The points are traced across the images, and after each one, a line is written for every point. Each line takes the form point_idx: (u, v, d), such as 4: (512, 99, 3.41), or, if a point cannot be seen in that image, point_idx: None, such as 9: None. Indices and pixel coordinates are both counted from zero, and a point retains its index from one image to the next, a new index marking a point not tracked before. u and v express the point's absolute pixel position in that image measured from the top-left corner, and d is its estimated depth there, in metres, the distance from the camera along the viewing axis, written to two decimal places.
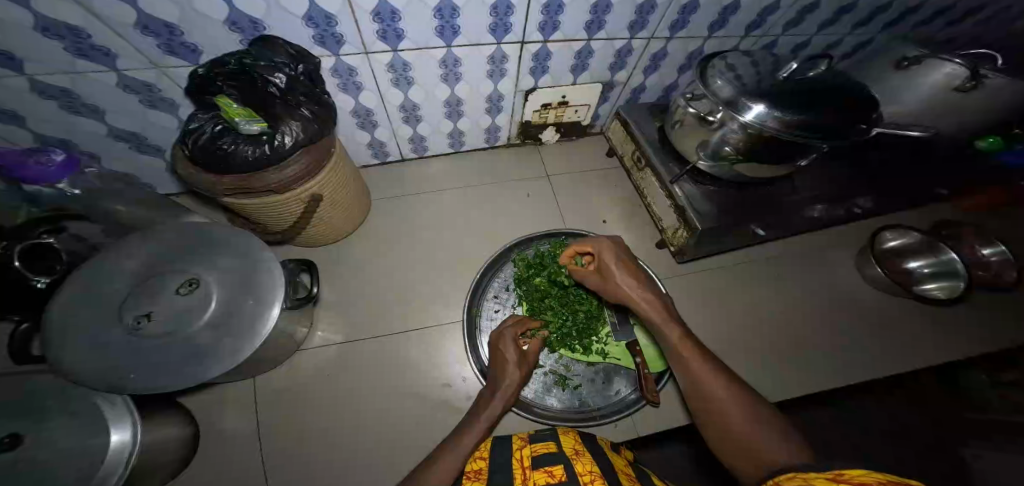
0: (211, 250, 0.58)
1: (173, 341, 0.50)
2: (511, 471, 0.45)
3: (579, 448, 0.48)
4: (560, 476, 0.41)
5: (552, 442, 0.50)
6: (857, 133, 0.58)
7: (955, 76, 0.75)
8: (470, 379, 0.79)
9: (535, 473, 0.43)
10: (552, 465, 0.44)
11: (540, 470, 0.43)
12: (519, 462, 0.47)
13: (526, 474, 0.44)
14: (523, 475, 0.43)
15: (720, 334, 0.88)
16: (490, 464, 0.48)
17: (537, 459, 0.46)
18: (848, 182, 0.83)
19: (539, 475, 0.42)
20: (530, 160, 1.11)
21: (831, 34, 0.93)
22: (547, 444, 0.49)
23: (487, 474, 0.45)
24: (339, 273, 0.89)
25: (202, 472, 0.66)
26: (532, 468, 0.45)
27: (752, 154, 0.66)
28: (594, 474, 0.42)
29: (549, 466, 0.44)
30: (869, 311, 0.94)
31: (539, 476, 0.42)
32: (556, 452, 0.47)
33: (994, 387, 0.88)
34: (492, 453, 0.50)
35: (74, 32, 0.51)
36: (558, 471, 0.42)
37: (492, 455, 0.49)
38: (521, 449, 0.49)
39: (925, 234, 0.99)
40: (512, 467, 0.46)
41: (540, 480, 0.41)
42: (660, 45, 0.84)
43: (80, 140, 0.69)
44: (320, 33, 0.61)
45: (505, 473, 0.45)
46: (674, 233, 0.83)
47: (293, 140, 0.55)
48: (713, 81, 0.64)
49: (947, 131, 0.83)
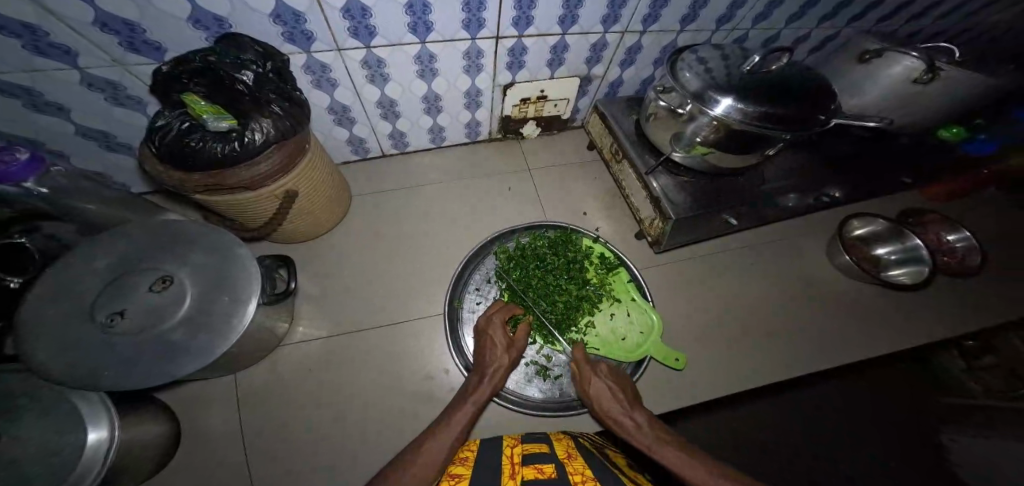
0: (185, 248, 0.59)
1: (145, 338, 0.51)
2: (501, 466, 0.46)
3: (571, 450, 0.49)
4: (549, 473, 0.42)
5: (544, 443, 0.51)
6: (819, 124, 0.60)
7: (913, 69, 0.78)
8: (453, 371, 0.80)
9: (524, 469, 0.44)
10: (542, 463, 0.45)
11: (529, 467, 0.44)
12: (510, 459, 0.48)
13: (515, 469, 0.45)
14: (511, 470, 0.44)
15: (697, 322, 0.90)
16: (478, 456, 0.50)
17: (528, 457, 0.47)
18: (818, 172, 0.85)
19: (528, 471, 0.43)
20: (511, 154, 1.12)
21: (799, 28, 0.95)
22: (539, 445, 0.51)
23: (474, 464, 0.47)
24: (319, 269, 0.89)
25: (186, 468, 0.67)
26: (522, 464, 0.46)
27: (723, 145, 0.68)
28: (584, 474, 0.42)
29: (539, 463, 0.45)
30: (840, 297, 0.97)
31: (527, 471, 0.43)
32: (547, 452, 0.48)
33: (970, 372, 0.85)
34: (482, 450, 0.52)
35: (30, 30, 0.50)
36: (548, 469, 0.43)
37: (482, 451, 0.51)
38: (512, 448, 0.51)
39: (891, 222, 1.03)
40: (503, 463, 0.47)
41: (529, 475, 0.42)
42: (633, 39, 0.85)
43: (47, 139, 0.68)
44: (290, 30, 0.61)
45: (494, 466, 0.46)
46: (651, 223, 0.85)
47: (264, 137, 0.56)
48: (682, 75, 0.65)
49: (908, 122, 0.86)
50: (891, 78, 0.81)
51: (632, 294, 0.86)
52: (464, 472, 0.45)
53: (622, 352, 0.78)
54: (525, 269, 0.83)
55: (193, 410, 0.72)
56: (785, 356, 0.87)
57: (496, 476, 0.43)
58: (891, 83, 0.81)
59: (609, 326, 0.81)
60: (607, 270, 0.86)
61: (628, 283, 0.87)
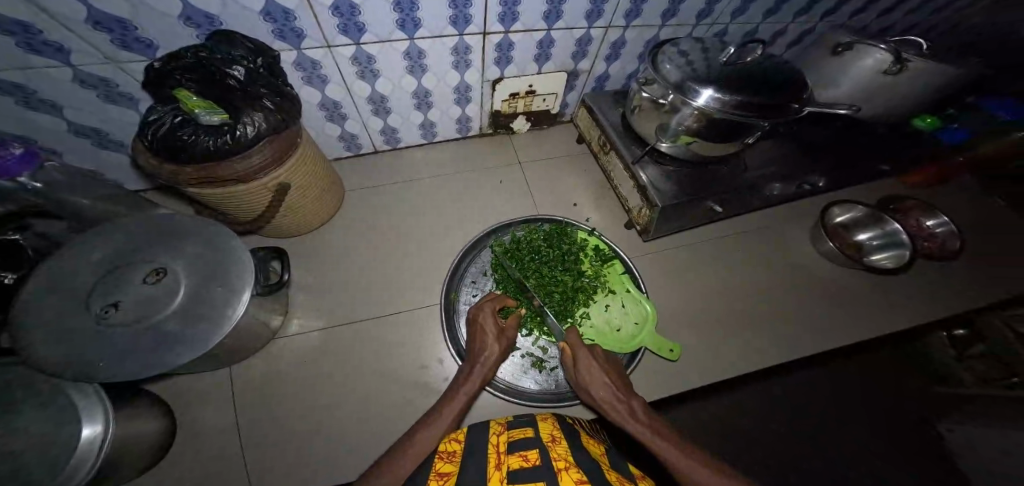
0: (177, 241, 0.60)
1: (140, 328, 0.52)
2: (486, 455, 0.44)
3: (555, 434, 0.48)
4: (534, 460, 0.41)
5: (529, 427, 0.50)
6: (793, 113, 0.62)
7: (883, 62, 0.80)
8: (447, 361, 0.81)
9: (510, 457, 0.42)
10: (527, 450, 0.43)
11: (515, 454, 0.43)
12: (495, 447, 0.46)
13: (501, 458, 0.43)
14: (497, 459, 0.43)
15: (687, 309, 0.92)
16: (465, 447, 0.47)
17: (513, 444, 0.45)
18: (800, 161, 0.88)
19: (513, 460, 0.41)
20: (502, 148, 1.14)
21: (776, 23, 0.98)
22: (524, 430, 0.49)
23: (462, 458, 0.44)
24: (312, 263, 0.90)
25: (184, 461, 0.68)
26: (507, 452, 0.44)
27: (705, 134, 0.70)
28: (568, 461, 0.41)
29: (524, 450, 0.43)
30: (825, 283, 0.99)
31: (513, 460, 0.41)
32: (532, 437, 0.47)
33: (961, 361, 0.90)
34: (470, 437, 0.49)
35: (25, 28, 0.52)
36: (532, 455, 0.42)
37: (470, 441, 0.48)
38: (498, 435, 0.49)
39: (870, 208, 1.06)
40: (488, 452, 0.45)
41: (514, 465, 0.41)
42: (617, 34, 0.88)
43: (39, 137, 0.69)
44: (280, 28, 0.62)
45: (480, 456, 0.44)
46: (639, 212, 0.86)
47: (255, 130, 0.57)
48: (663, 67, 0.67)
49: (883, 111, 0.89)
50: (862, 70, 0.83)
51: (627, 286, 0.87)
52: (453, 469, 0.43)
53: (616, 342, 0.80)
54: (521, 262, 0.84)
55: (189, 404, 0.73)
56: (772, 341, 0.89)
57: (482, 467, 0.41)
58: (863, 75, 0.83)
59: (603, 317, 0.82)
60: (601, 261, 0.88)
61: (622, 275, 0.88)
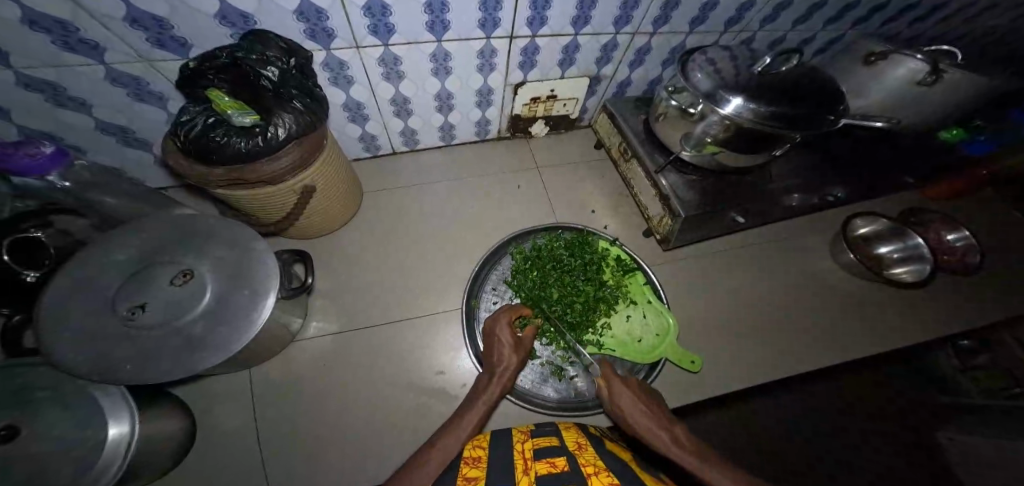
0: (202, 241, 0.59)
1: (166, 331, 0.51)
2: (512, 461, 0.44)
3: (580, 442, 0.48)
4: (562, 466, 0.40)
5: (553, 436, 0.49)
6: (828, 125, 0.62)
7: (918, 71, 0.79)
8: (465, 367, 0.81)
9: (537, 463, 0.42)
10: (554, 457, 0.43)
11: (542, 461, 0.42)
12: (520, 453, 0.45)
13: (528, 464, 0.42)
14: (524, 466, 0.42)
15: (706, 319, 0.92)
16: (490, 453, 0.46)
17: (539, 451, 0.45)
18: (824, 172, 0.87)
19: (541, 466, 0.41)
20: (520, 152, 1.13)
21: (803, 31, 0.98)
22: (549, 437, 0.49)
23: (488, 464, 0.43)
24: (333, 265, 0.90)
25: (201, 464, 0.67)
26: (534, 458, 0.43)
27: (732, 143, 0.69)
28: (596, 466, 0.41)
29: (551, 457, 0.43)
30: (844, 294, 0.99)
31: (541, 466, 0.41)
32: (559, 444, 0.46)
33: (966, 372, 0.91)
34: (494, 444, 0.49)
35: (62, 26, 0.51)
36: (561, 462, 0.41)
37: (494, 447, 0.47)
38: (522, 442, 0.48)
39: (893, 221, 1.05)
40: (514, 458, 0.45)
41: (542, 471, 0.40)
42: (644, 40, 0.87)
43: (65, 133, 0.68)
44: (311, 28, 0.62)
45: (506, 463, 0.43)
46: (660, 221, 0.86)
47: (286, 132, 0.56)
48: (693, 75, 0.67)
49: (910, 122, 0.88)
50: (895, 80, 0.82)
51: (648, 296, 0.86)
52: (479, 474, 0.41)
53: (636, 353, 0.79)
54: (542, 270, 0.84)
55: (209, 406, 0.72)
56: (792, 352, 0.88)
57: (508, 472, 0.41)
58: (895, 85, 0.82)
59: (625, 327, 0.82)
60: (623, 272, 0.88)
61: (643, 285, 0.88)
